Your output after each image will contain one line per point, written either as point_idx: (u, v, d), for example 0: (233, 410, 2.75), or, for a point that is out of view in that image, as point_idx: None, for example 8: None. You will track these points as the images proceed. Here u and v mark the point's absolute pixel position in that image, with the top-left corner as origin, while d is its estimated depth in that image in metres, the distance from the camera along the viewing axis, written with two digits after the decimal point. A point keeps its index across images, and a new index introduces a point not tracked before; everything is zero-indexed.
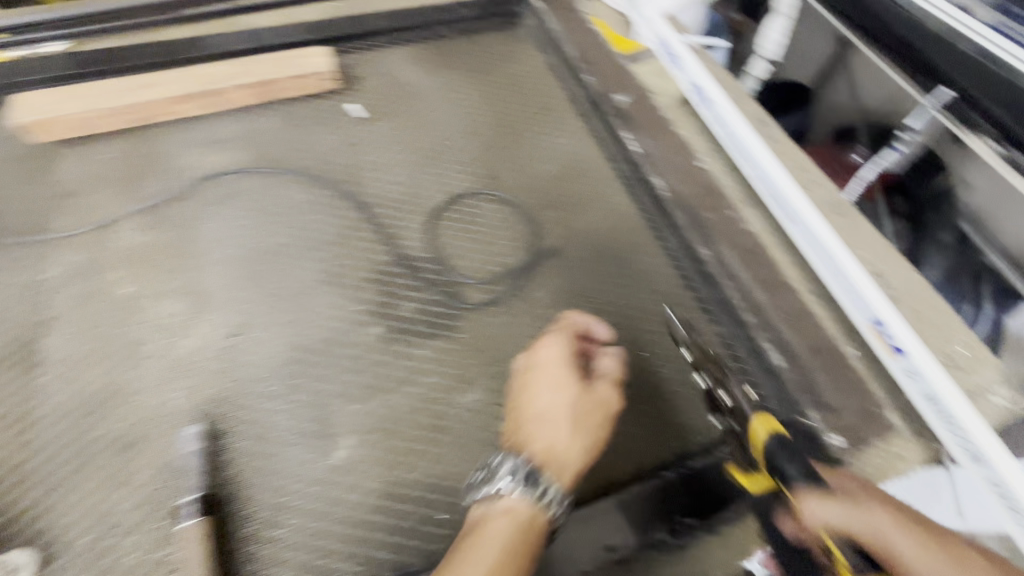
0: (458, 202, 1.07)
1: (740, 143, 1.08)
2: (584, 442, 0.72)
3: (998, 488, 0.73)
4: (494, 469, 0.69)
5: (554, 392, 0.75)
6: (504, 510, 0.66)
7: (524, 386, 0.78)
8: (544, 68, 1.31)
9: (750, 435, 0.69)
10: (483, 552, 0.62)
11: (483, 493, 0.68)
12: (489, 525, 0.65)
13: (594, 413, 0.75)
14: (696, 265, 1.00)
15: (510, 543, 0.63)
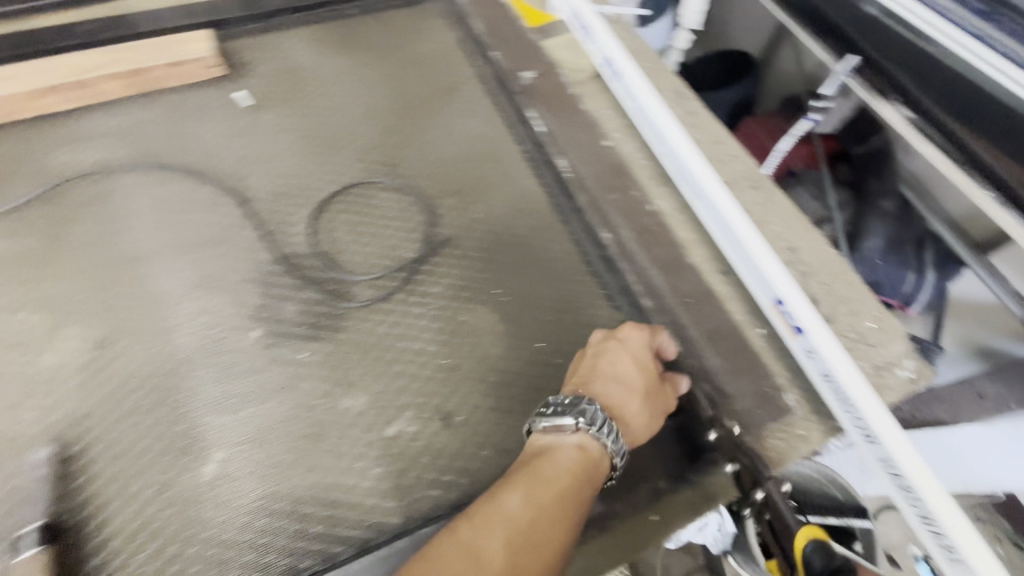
0: (349, 191, 1.00)
1: (648, 118, 1.03)
2: (639, 411, 0.74)
3: (888, 468, 0.73)
4: (565, 407, 0.70)
5: (633, 366, 0.77)
6: (576, 444, 0.69)
7: (601, 354, 0.78)
8: (453, 45, 1.24)
9: (789, 537, 0.69)
10: (551, 475, 0.65)
11: (559, 421, 0.69)
12: (557, 455, 0.67)
13: (658, 394, 0.78)
14: (598, 249, 0.96)
15: (575, 472, 0.66)
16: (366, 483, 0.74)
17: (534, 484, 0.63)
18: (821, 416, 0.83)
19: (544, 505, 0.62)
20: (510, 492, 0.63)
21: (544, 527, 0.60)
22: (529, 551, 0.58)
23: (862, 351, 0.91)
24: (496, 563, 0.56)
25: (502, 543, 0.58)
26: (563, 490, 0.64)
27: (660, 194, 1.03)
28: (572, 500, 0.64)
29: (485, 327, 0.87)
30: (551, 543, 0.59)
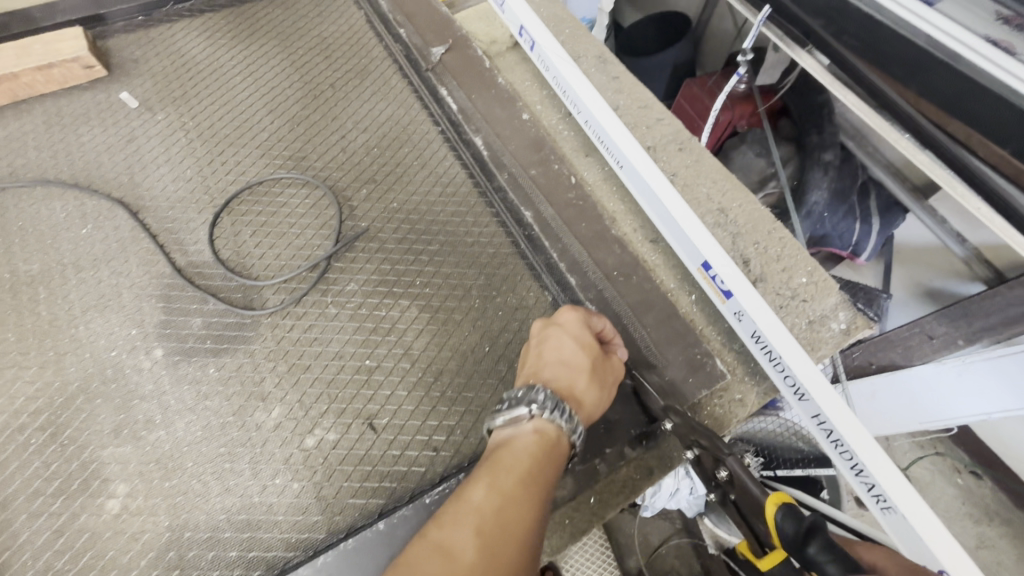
0: (254, 190, 0.94)
1: (565, 87, 0.98)
2: (593, 392, 0.63)
3: (821, 423, 0.72)
4: (518, 396, 0.58)
5: (578, 347, 0.66)
6: (533, 431, 0.57)
7: (541, 341, 0.67)
8: (360, 24, 1.16)
9: (759, 511, 0.57)
10: (514, 460, 0.54)
11: (514, 411, 0.57)
12: (517, 440, 0.56)
13: (608, 371, 0.67)
14: (521, 229, 0.91)
15: (542, 452, 0.55)
16: (285, 500, 0.70)
17: (495, 471, 0.52)
18: (756, 377, 0.81)
19: (513, 491, 0.50)
20: (472, 486, 0.51)
21: (517, 513, 0.48)
22: (505, 544, 0.46)
23: (795, 307, 0.90)
24: (467, 558, 0.44)
25: (471, 540, 0.45)
26: (533, 471, 0.53)
27: (584, 165, 0.99)
28: (544, 480, 0.53)
29: (405, 320, 0.82)
30: (526, 526, 0.48)
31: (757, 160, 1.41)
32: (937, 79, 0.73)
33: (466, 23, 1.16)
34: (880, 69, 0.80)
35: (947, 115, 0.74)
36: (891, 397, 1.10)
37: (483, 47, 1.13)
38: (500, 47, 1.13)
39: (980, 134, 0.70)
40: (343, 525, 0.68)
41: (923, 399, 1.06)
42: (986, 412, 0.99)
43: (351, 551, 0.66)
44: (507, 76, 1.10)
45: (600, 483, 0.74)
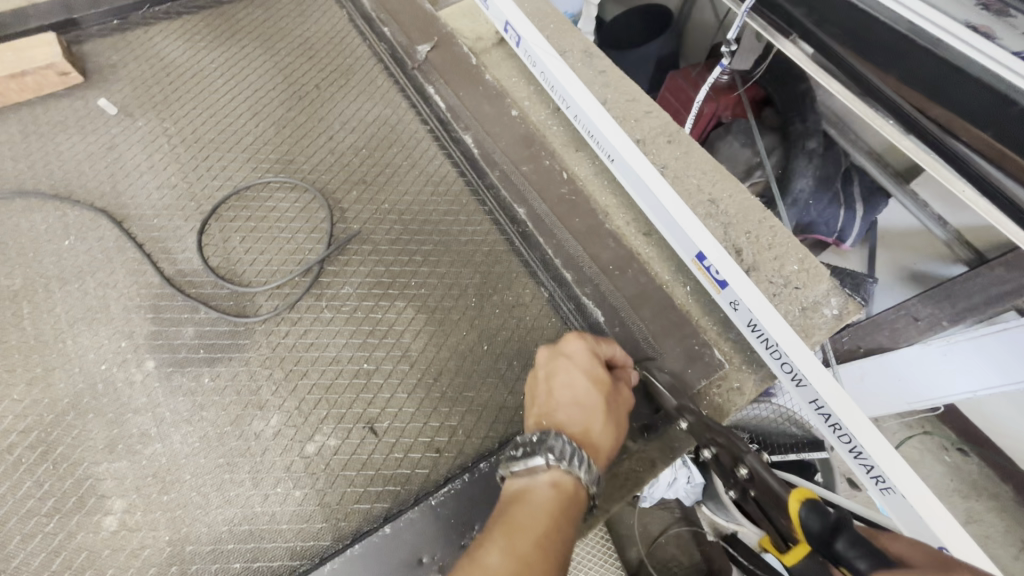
0: (242, 195, 0.92)
1: (553, 82, 0.98)
2: (608, 432, 0.61)
3: (818, 407, 0.73)
4: (534, 443, 0.56)
5: (590, 382, 0.64)
6: (549, 483, 0.55)
7: (551, 375, 0.65)
8: (343, 24, 1.15)
9: (780, 508, 0.56)
10: (531, 520, 0.52)
11: (529, 461, 0.56)
12: (533, 495, 0.54)
13: (620, 405, 0.65)
14: (515, 226, 0.91)
15: (559, 506, 0.54)
16: (288, 508, 0.69)
17: (512, 532, 0.50)
18: (753, 366, 0.82)
19: (530, 554, 0.49)
20: (486, 551, 0.49)
21: None
22: None
23: (788, 294, 0.91)
24: None
25: None
26: (549, 531, 0.51)
27: (575, 160, 0.99)
28: (561, 541, 0.51)
29: (402, 321, 0.82)
30: None
31: (742, 150, 1.42)
32: (919, 65, 0.74)
33: (450, 20, 1.15)
34: (864, 57, 0.81)
35: (930, 100, 0.74)
36: (878, 381, 1.12)
37: (468, 43, 1.12)
38: (486, 43, 1.12)
39: (962, 118, 0.71)
40: (348, 531, 0.68)
41: (909, 381, 1.07)
42: (972, 390, 1.00)
43: (357, 558, 0.65)
44: (494, 73, 1.09)
45: (604, 476, 0.74)
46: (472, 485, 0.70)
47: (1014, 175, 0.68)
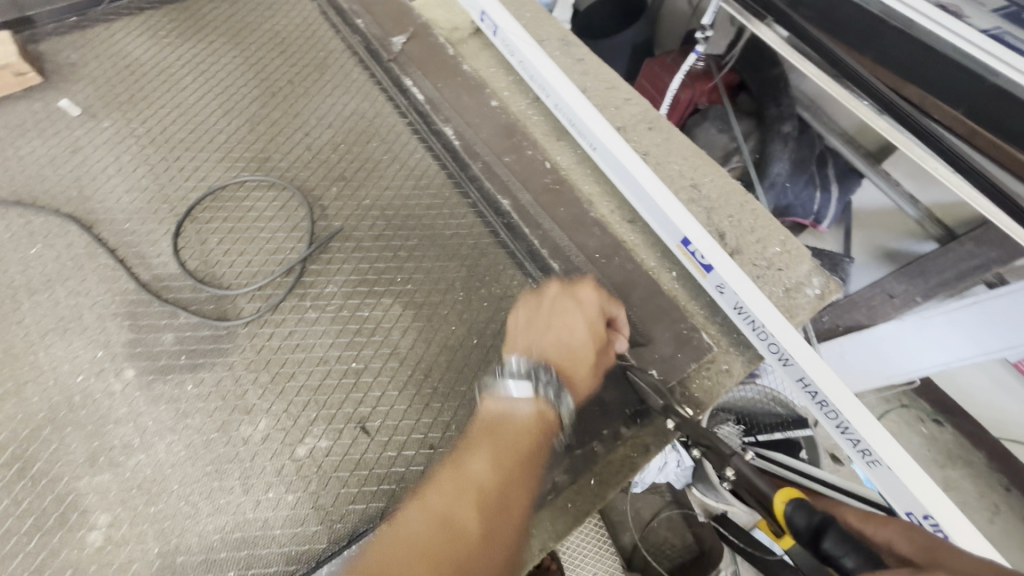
0: (218, 196, 0.89)
1: (532, 71, 0.98)
2: (591, 379, 0.64)
3: (804, 386, 0.75)
4: (524, 375, 0.61)
5: (590, 332, 0.66)
6: (531, 409, 0.61)
7: (555, 310, 0.67)
8: (315, 16, 1.12)
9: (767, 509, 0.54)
10: (513, 437, 0.60)
11: (518, 389, 0.61)
12: (514, 416, 0.61)
13: (608, 360, 0.68)
14: (499, 218, 0.89)
15: (537, 430, 0.60)
16: (281, 513, 0.68)
17: (497, 448, 0.59)
18: (740, 347, 0.83)
19: (512, 469, 0.58)
20: (471, 462, 0.58)
21: (513, 489, 0.57)
22: (502, 515, 0.56)
23: (772, 276, 0.92)
24: (471, 528, 0.54)
25: (474, 514, 0.55)
26: (527, 452, 0.59)
27: (557, 150, 0.98)
28: (537, 458, 0.59)
29: (389, 318, 0.80)
30: (521, 498, 0.57)
31: (719, 136, 1.42)
32: (891, 46, 0.76)
33: (425, 10, 1.13)
34: (838, 37, 0.82)
35: (904, 80, 0.76)
36: (859, 357, 1.14)
37: (444, 34, 1.11)
38: (462, 33, 1.10)
39: (935, 97, 0.73)
40: (343, 533, 0.67)
41: (888, 357, 1.09)
42: (946, 362, 1.01)
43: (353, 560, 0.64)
44: (472, 63, 1.08)
45: (599, 464, 0.75)
46: None
47: (986, 151, 0.70)
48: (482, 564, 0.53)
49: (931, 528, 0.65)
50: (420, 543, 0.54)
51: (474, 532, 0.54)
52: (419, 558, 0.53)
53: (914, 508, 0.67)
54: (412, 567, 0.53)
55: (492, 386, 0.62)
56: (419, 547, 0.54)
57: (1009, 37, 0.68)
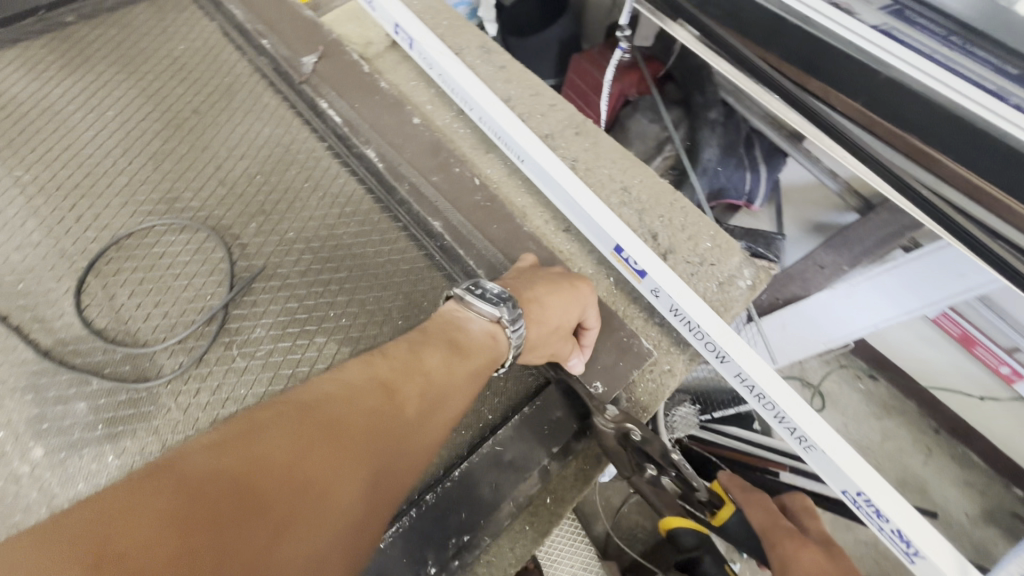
0: (124, 244, 0.83)
1: (452, 83, 0.95)
2: (543, 337, 0.65)
3: (742, 380, 0.77)
4: (501, 298, 0.61)
5: (564, 301, 0.68)
6: (486, 330, 0.60)
7: (548, 282, 0.69)
8: (216, 37, 1.05)
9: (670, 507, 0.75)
10: (469, 345, 0.58)
11: (491, 308, 0.60)
12: (475, 327, 0.60)
13: (560, 349, 0.70)
14: (432, 240, 0.87)
15: (489, 348, 0.59)
16: None
17: (455, 350, 0.56)
18: (681, 346, 0.85)
19: (463, 375, 0.55)
20: (423, 357, 0.53)
21: (455, 392, 0.54)
22: (438, 409, 0.52)
23: (706, 272, 0.94)
24: (410, 408, 0.49)
25: (417, 395, 0.50)
26: (479, 366, 0.57)
27: (486, 163, 0.97)
28: (479, 380, 0.57)
29: (325, 356, 0.77)
30: (455, 408, 0.54)
31: (650, 126, 1.45)
32: (790, 42, 0.76)
33: (335, 25, 1.09)
34: (743, 37, 0.83)
35: (806, 76, 0.77)
36: (797, 326, 1.24)
37: (359, 49, 1.07)
38: (377, 47, 1.07)
39: (835, 91, 0.74)
40: None
41: (821, 321, 1.20)
42: (873, 324, 1.10)
43: None
44: (391, 78, 1.05)
45: (552, 480, 0.75)
46: (420, 520, 0.68)
47: (885, 140, 0.72)
48: (407, 448, 0.48)
49: (865, 503, 0.69)
50: (358, 396, 0.46)
51: (410, 415, 0.49)
52: (355, 412, 0.45)
53: (849, 486, 0.70)
54: (346, 416, 0.44)
55: (464, 294, 0.62)
56: (356, 396, 0.46)
57: (899, 34, 0.69)
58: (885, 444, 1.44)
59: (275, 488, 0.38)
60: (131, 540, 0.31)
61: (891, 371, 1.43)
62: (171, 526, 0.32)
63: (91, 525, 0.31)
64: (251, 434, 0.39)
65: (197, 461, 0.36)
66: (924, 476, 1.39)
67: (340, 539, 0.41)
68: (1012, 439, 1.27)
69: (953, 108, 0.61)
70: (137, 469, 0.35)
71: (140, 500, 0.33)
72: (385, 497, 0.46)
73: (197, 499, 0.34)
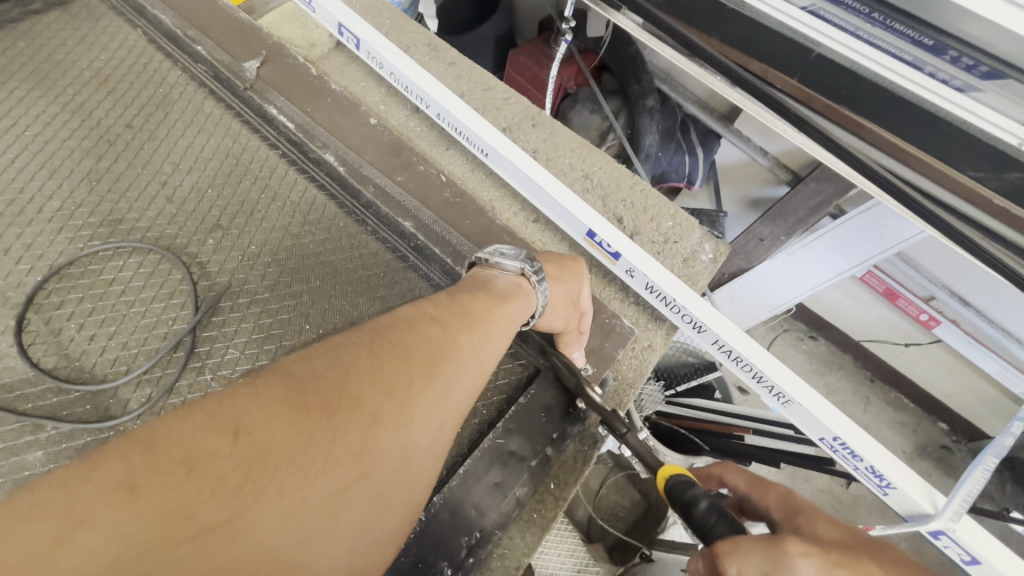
0: (68, 275, 0.76)
1: (406, 80, 0.94)
2: (562, 298, 0.66)
3: (719, 346, 0.81)
4: (524, 256, 0.62)
5: (573, 266, 0.69)
6: (511, 282, 0.60)
7: (563, 258, 0.70)
8: (142, 45, 0.98)
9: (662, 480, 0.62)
10: (499, 292, 0.57)
11: (512, 263, 0.61)
12: (499, 281, 0.59)
13: (569, 317, 0.69)
14: (405, 241, 0.84)
15: (518, 295, 0.58)
16: None
17: (491, 295, 0.56)
18: (657, 322, 0.89)
19: (500, 317, 0.54)
20: (466, 300, 0.53)
21: (498, 330, 0.53)
22: (487, 342, 0.51)
23: (670, 250, 0.98)
24: (464, 340, 0.49)
25: (467, 328, 0.50)
26: (515, 309, 0.56)
27: (447, 159, 0.97)
28: (513, 327, 0.56)
29: None
30: (501, 345, 0.53)
31: (592, 117, 1.50)
32: (729, 29, 0.75)
33: (273, 28, 1.08)
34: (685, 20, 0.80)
35: (746, 56, 0.77)
36: (744, 297, 1.36)
37: (303, 52, 1.05)
38: (322, 49, 1.06)
39: (774, 69, 0.75)
40: None
41: (772, 287, 1.28)
42: (813, 287, 1.20)
43: None
44: (339, 81, 1.03)
45: (555, 465, 0.77)
46: (430, 522, 0.67)
47: (823, 113, 0.74)
48: (472, 372, 0.48)
49: (841, 446, 0.75)
50: (417, 325, 0.47)
51: (466, 344, 0.49)
52: (418, 336, 0.46)
53: (825, 433, 0.76)
54: (411, 338, 0.45)
55: (486, 257, 0.62)
56: (415, 326, 0.46)
57: (826, 14, 0.68)
58: (831, 396, 1.56)
59: (363, 392, 0.40)
60: (253, 422, 0.35)
61: (830, 328, 1.56)
62: (280, 418, 0.36)
63: (216, 408, 0.34)
64: (329, 351, 0.41)
65: (291, 368, 0.39)
66: (866, 421, 1.53)
67: (419, 442, 0.44)
68: (936, 379, 1.42)
69: (881, 82, 0.64)
70: (250, 371, 0.38)
71: (253, 393, 0.36)
72: (457, 412, 0.48)
73: (300, 395, 0.37)
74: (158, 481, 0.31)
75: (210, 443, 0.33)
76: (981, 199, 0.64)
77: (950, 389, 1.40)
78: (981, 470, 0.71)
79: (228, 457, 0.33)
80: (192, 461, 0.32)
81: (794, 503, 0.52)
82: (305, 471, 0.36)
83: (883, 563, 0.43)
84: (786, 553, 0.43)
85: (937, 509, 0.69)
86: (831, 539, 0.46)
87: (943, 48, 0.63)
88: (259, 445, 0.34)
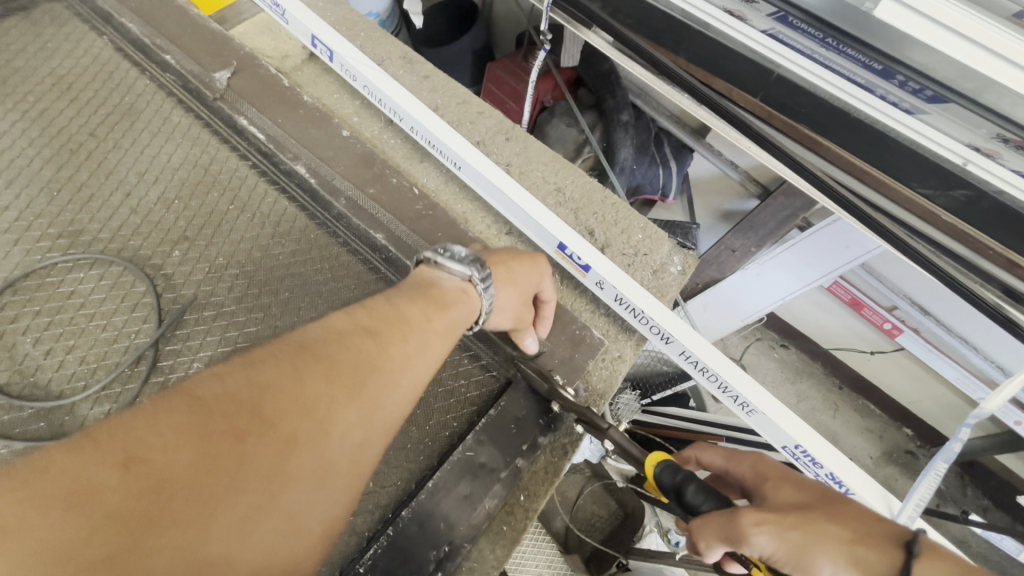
0: (24, 288, 0.74)
1: (380, 95, 0.94)
2: (509, 300, 0.67)
3: (686, 357, 0.83)
4: (468, 259, 0.61)
5: (525, 265, 0.69)
6: (459, 288, 0.60)
7: (517, 259, 0.69)
8: (107, 53, 0.96)
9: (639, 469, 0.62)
10: (445, 295, 0.58)
11: (455, 266, 0.61)
12: (446, 284, 0.60)
13: (522, 314, 0.72)
14: (376, 253, 0.84)
15: (463, 301, 0.59)
16: None
17: (436, 301, 0.56)
18: (627, 332, 0.90)
19: (440, 326, 0.54)
20: (405, 306, 0.53)
21: (435, 339, 0.53)
22: (422, 351, 0.51)
23: (641, 262, 1.00)
24: (394, 351, 0.49)
25: (401, 341, 0.50)
26: (457, 314, 0.57)
27: (421, 172, 0.98)
28: (451, 339, 0.56)
29: None
30: (438, 354, 0.53)
31: (568, 130, 1.52)
32: (694, 47, 0.77)
33: (246, 39, 1.08)
34: (653, 40, 0.82)
35: (712, 75, 0.78)
36: (716, 309, 1.40)
37: (276, 63, 1.05)
38: (295, 60, 1.06)
39: (739, 88, 0.75)
40: None
41: (742, 296, 1.31)
42: (781, 297, 1.23)
43: None
44: (312, 92, 1.03)
45: (525, 475, 0.77)
46: (399, 536, 0.67)
47: (781, 130, 0.75)
48: (405, 384, 0.48)
49: (802, 454, 0.77)
50: (345, 338, 0.47)
51: (397, 355, 0.49)
52: (344, 349, 0.46)
53: (788, 442, 0.78)
54: (336, 352, 0.45)
55: (434, 257, 0.62)
56: (342, 339, 0.47)
57: (785, 37, 0.72)
58: (800, 404, 1.61)
59: (274, 413, 0.40)
60: (147, 451, 0.35)
61: (798, 338, 1.61)
62: (179, 446, 0.36)
63: (111, 439, 0.35)
64: (244, 369, 0.41)
65: (199, 391, 0.39)
66: (835, 428, 1.58)
67: (344, 458, 0.43)
68: (899, 385, 1.46)
69: (838, 104, 0.66)
70: (155, 396, 0.38)
71: (152, 419, 0.36)
72: (389, 425, 0.47)
73: (202, 418, 0.38)
74: (41, 516, 0.32)
75: (102, 473, 0.34)
76: (930, 214, 0.66)
77: (913, 396, 1.45)
78: (933, 474, 0.73)
79: (120, 487, 0.34)
80: (82, 493, 0.33)
81: (763, 468, 0.53)
82: (206, 497, 0.36)
83: (833, 519, 0.45)
84: (740, 526, 0.46)
85: (893, 514, 0.71)
86: (789, 501, 0.49)
87: (891, 72, 0.68)
88: (151, 475, 0.35)
